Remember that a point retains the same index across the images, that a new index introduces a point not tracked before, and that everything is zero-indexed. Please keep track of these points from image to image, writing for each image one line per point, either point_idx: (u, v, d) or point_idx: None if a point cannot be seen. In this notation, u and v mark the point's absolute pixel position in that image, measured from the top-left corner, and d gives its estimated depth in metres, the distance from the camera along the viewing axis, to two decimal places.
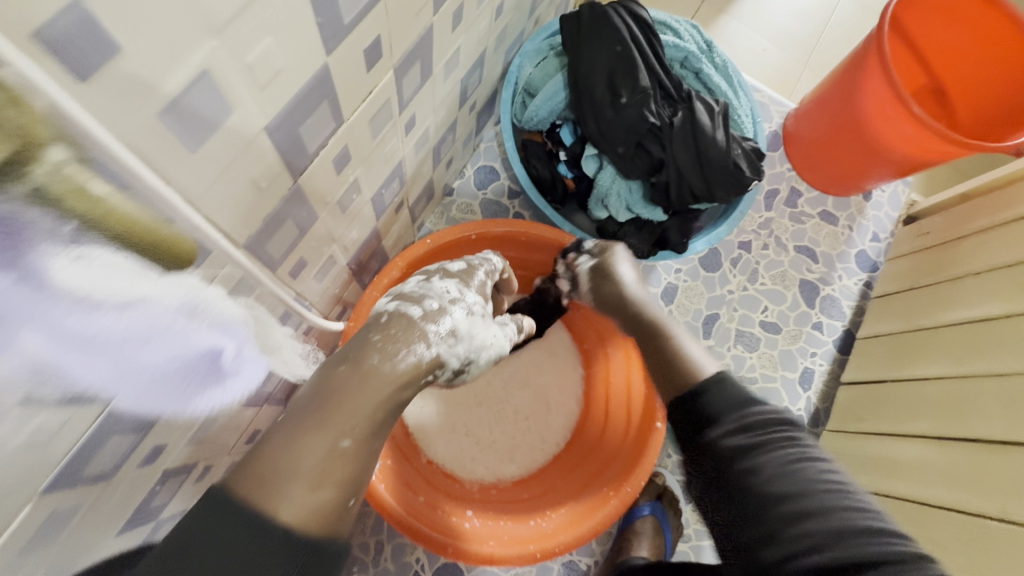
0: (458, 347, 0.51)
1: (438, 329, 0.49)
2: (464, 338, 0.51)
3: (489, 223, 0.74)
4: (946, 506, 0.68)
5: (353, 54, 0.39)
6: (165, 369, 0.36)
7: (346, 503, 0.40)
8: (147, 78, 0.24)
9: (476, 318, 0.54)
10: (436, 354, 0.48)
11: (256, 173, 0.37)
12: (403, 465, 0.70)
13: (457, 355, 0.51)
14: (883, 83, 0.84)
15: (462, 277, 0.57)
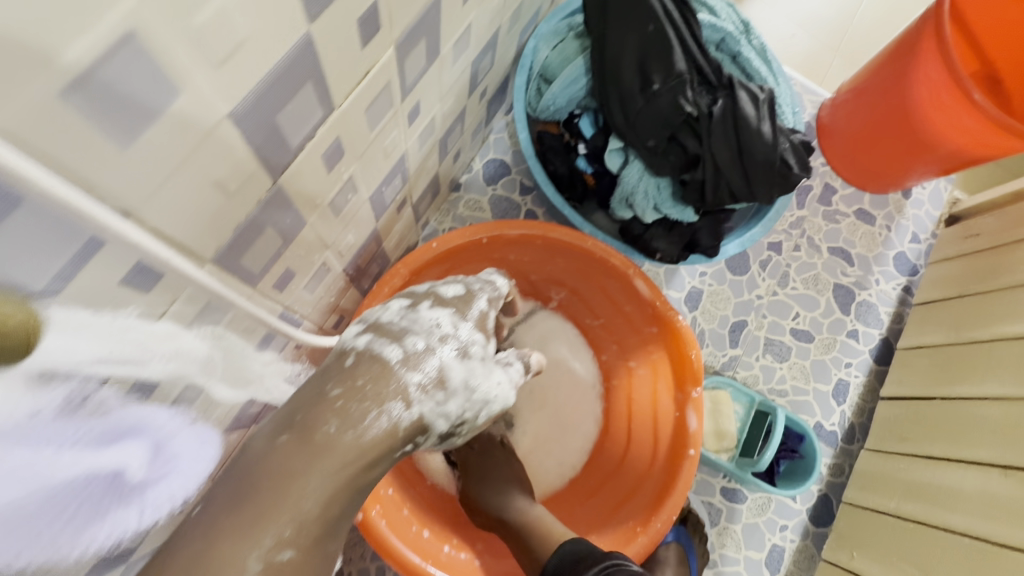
0: (445, 403, 0.40)
1: (422, 378, 0.39)
2: (453, 392, 0.41)
3: (502, 224, 0.67)
4: (1010, 546, 0.61)
5: (344, 23, 0.32)
6: (13, 506, 0.23)
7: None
8: (34, 41, 0.17)
9: (473, 367, 0.43)
10: (414, 414, 0.38)
11: (221, 173, 0.29)
12: (409, 493, 0.64)
13: (444, 413, 0.40)
14: (942, 69, 0.76)
15: (458, 305, 0.46)
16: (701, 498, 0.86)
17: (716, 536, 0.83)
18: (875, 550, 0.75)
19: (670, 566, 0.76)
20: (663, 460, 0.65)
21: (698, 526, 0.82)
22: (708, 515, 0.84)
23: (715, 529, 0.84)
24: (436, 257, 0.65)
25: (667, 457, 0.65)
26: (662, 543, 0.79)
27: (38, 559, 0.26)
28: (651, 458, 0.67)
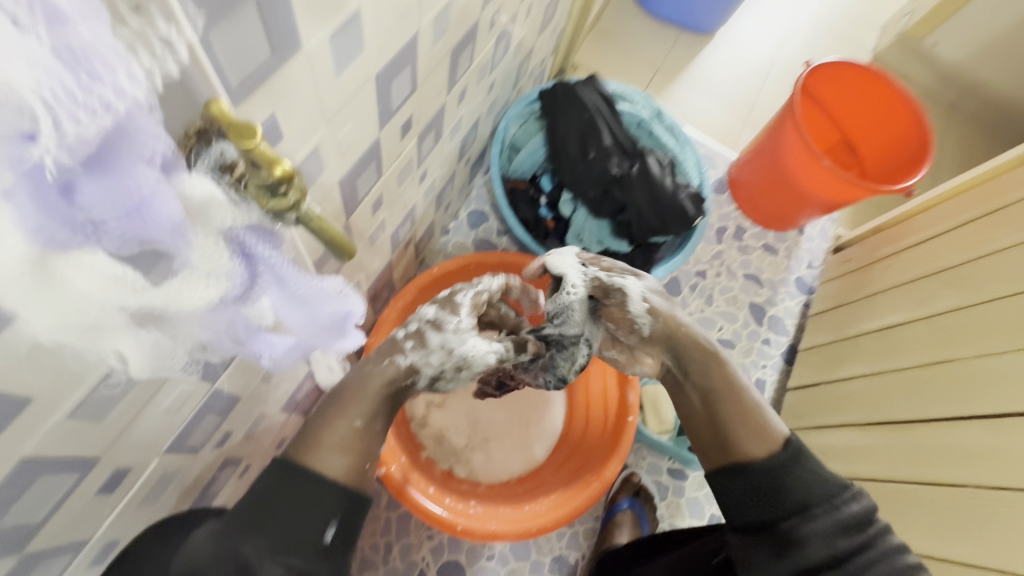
0: (434, 361, 0.58)
1: (412, 342, 0.58)
2: (445, 358, 0.58)
3: (485, 254, 0.90)
4: (878, 478, 0.86)
5: (394, 129, 0.55)
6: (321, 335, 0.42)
7: (364, 468, 0.54)
8: (289, 154, 0.39)
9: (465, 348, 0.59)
10: (413, 362, 0.58)
11: (326, 214, 0.51)
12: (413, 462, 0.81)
13: (430, 369, 0.58)
14: (798, 140, 1.05)
15: (440, 302, 0.63)
16: (652, 478, 1.05)
17: (665, 507, 1.02)
18: None
19: (626, 526, 0.94)
20: (612, 429, 0.86)
21: (649, 498, 1.00)
22: (658, 490, 1.02)
23: (665, 502, 1.02)
24: (436, 279, 0.87)
25: (614, 425, 0.86)
26: (620, 510, 0.96)
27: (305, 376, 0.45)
28: (604, 430, 0.88)
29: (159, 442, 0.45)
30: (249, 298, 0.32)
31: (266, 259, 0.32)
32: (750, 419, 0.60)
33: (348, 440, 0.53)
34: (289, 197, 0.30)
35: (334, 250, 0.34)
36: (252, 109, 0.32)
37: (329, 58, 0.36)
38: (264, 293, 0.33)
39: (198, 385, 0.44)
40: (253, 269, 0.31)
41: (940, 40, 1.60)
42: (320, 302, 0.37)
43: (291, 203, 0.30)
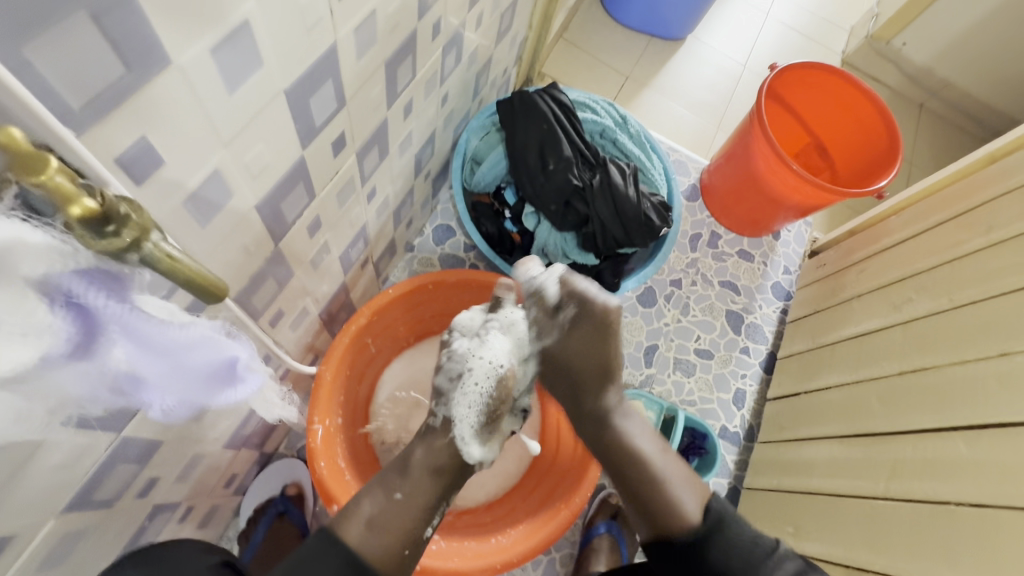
0: (461, 410, 0.67)
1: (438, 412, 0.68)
2: (459, 398, 0.68)
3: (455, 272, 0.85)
4: (853, 493, 0.83)
5: (322, 147, 0.51)
6: (207, 379, 0.36)
7: (402, 550, 0.56)
8: (178, 179, 0.35)
9: (464, 378, 0.69)
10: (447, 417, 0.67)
11: (246, 241, 0.47)
12: None
13: (462, 421, 0.67)
14: (766, 145, 1.02)
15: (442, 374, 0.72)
16: None
17: None
18: (763, 521, 0.96)
19: (604, 552, 0.90)
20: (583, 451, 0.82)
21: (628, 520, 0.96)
22: None
23: None
24: (392, 300, 0.83)
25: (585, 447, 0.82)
26: (597, 534, 0.92)
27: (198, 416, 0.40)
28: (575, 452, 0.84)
29: (52, 501, 0.40)
30: (92, 353, 0.28)
31: (111, 310, 0.28)
32: (661, 493, 0.66)
33: (392, 519, 0.57)
34: (122, 236, 0.25)
35: (202, 293, 0.30)
36: (109, 133, 0.28)
37: (213, 75, 0.33)
38: (113, 345, 0.29)
39: (93, 437, 0.39)
40: (84, 318, 0.27)
41: (908, 40, 1.60)
42: (190, 351, 0.33)
43: (126, 243, 0.25)
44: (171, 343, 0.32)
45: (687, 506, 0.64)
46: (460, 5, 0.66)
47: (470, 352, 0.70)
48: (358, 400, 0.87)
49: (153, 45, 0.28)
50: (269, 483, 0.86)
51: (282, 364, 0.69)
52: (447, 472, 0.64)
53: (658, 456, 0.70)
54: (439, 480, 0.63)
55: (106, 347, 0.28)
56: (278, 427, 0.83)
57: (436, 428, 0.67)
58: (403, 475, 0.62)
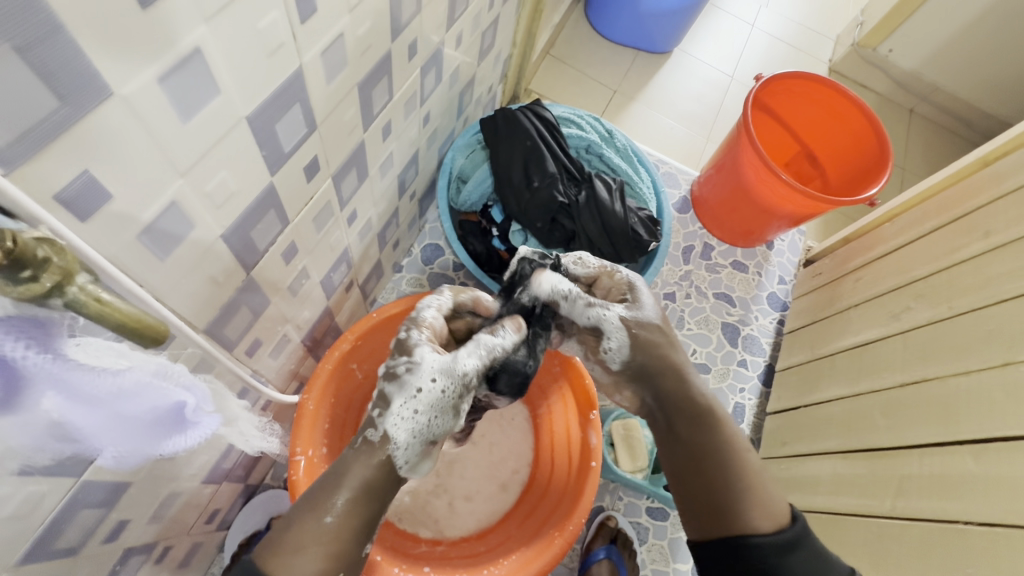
0: (405, 430, 0.56)
1: (376, 430, 0.55)
2: (403, 412, 0.56)
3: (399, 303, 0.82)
4: (858, 512, 0.80)
5: (294, 172, 0.50)
6: (144, 424, 0.35)
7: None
8: (130, 213, 0.34)
9: (410, 385, 0.57)
10: (389, 434, 0.55)
11: (214, 271, 0.46)
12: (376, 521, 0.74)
13: (403, 446, 0.55)
14: (754, 156, 1.01)
15: (389, 376, 0.58)
16: (631, 519, 0.97)
17: (647, 552, 0.94)
18: None
19: None
20: (576, 474, 0.80)
21: (628, 543, 0.93)
22: (638, 534, 0.95)
23: (646, 546, 0.95)
24: (378, 323, 0.81)
25: (579, 469, 0.80)
26: (596, 560, 0.90)
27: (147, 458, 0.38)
28: (569, 475, 0.82)
29: (6, 555, 0.38)
30: (15, 404, 0.27)
31: (35, 363, 0.27)
32: (751, 482, 0.59)
33: (330, 545, 0.50)
34: (41, 281, 0.24)
35: (137, 338, 0.29)
36: (46, 166, 0.27)
37: (163, 106, 0.31)
38: (41, 396, 0.28)
39: (49, 485, 0.37)
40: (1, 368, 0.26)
41: (893, 47, 1.60)
42: (127, 399, 0.32)
43: (46, 288, 0.24)
44: (100, 389, 0.30)
45: (776, 505, 0.58)
46: (437, 25, 0.65)
47: (431, 360, 0.58)
48: (346, 425, 0.85)
49: (92, 76, 0.27)
50: (253, 517, 0.82)
51: (262, 396, 0.67)
52: (393, 484, 0.56)
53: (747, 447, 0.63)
54: (378, 495, 0.54)
55: (28, 395, 0.27)
56: (263, 458, 0.80)
57: (373, 444, 0.55)
58: (338, 486, 0.53)
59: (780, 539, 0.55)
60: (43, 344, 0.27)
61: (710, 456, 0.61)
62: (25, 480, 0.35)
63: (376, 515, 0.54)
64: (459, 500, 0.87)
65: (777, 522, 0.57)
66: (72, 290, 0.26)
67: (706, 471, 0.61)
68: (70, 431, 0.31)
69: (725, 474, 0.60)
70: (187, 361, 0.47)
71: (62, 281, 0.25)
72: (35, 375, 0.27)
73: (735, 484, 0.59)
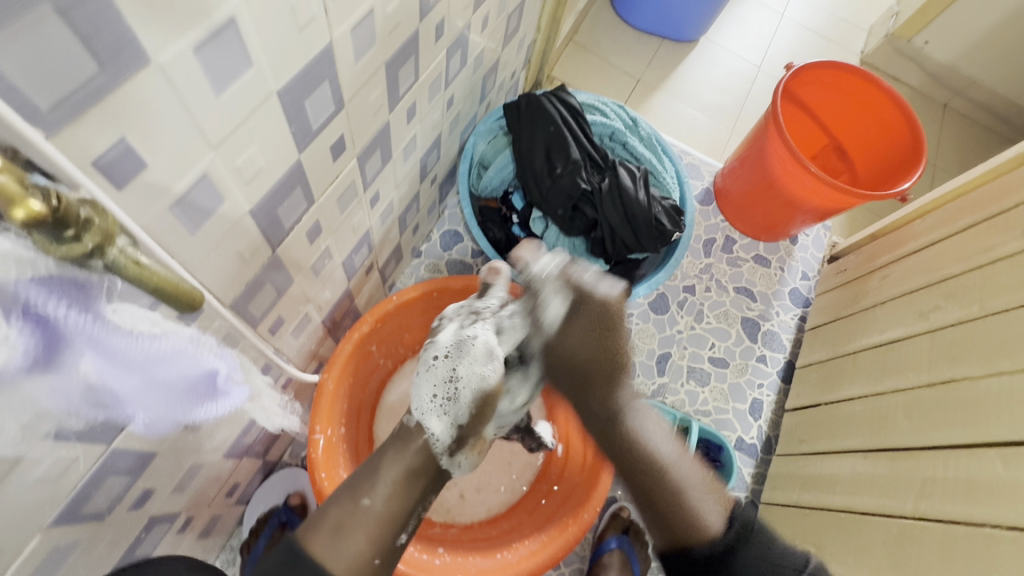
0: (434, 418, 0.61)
1: (415, 415, 0.62)
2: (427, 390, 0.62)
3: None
4: (876, 513, 0.79)
5: (320, 150, 0.49)
6: (171, 392, 0.35)
7: (372, 561, 0.52)
8: (164, 183, 0.34)
9: (427, 370, 0.63)
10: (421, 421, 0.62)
11: (241, 247, 0.46)
12: None
13: (439, 434, 0.61)
14: (783, 148, 0.99)
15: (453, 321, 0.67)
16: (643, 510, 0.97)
17: None
18: (786, 540, 0.91)
19: (614, 568, 0.88)
20: (591, 463, 0.81)
21: (639, 535, 0.93)
22: None
23: None
24: (397, 306, 0.81)
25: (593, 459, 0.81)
26: (607, 550, 0.90)
27: (171, 426, 0.38)
28: (583, 464, 0.83)
29: (38, 519, 0.39)
30: (57, 366, 0.28)
31: (75, 322, 0.27)
32: (683, 499, 0.67)
33: (369, 525, 0.53)
34: (82, 241, 0.24)
35: (174, 302, 0.30)
36: (85, 133, 0.28)
37: (197, 76, 0.31)
38: (80, 357, 0.28)
39: (80, 449, 0.38)
40: (40, 325, 0.26)
41: (930, 39, 1.55)
42: (160, 364, 0.33)
43: (87, 248, 0.25)
44: (132, 353, 0.31)
45: (709, 520, 0.65)
46: (464, 7, 0.64)
47: (444, 345, 0.64)
48: (362, 409, 0.86)
49: (129, 42, 0.27)
50: (272, 492, 0.84)
51: (283, 374, 0.68)
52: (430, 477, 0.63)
53: (675, 458, 0.70)
54: (416, 485, 0.59)
55: (69, 356, 0.28)
56: (282, 436, 0.81)
57: (408, 430, 0.62)
58: (376, 478, 0.57)
59: (717, 549, 0.63)
60: (83, 306, 0.28)
61: (645, 475, 0.69)
62: (60, 442, 0.36)
63: (415, 503, 0.58)
64: (470, 490, 0.88)
65: (715, 531, 0.64)
66: (115, 253, 0.26)
67: (647, 500, 0.69)
68: (106, 393, 0.31)
69: (664, 495, 0.67)
70: (215, 334, 0.48)
71: (103, 241, 0.25)
72: (75, 336, 0.28)
73: (670, 497, 0.67)
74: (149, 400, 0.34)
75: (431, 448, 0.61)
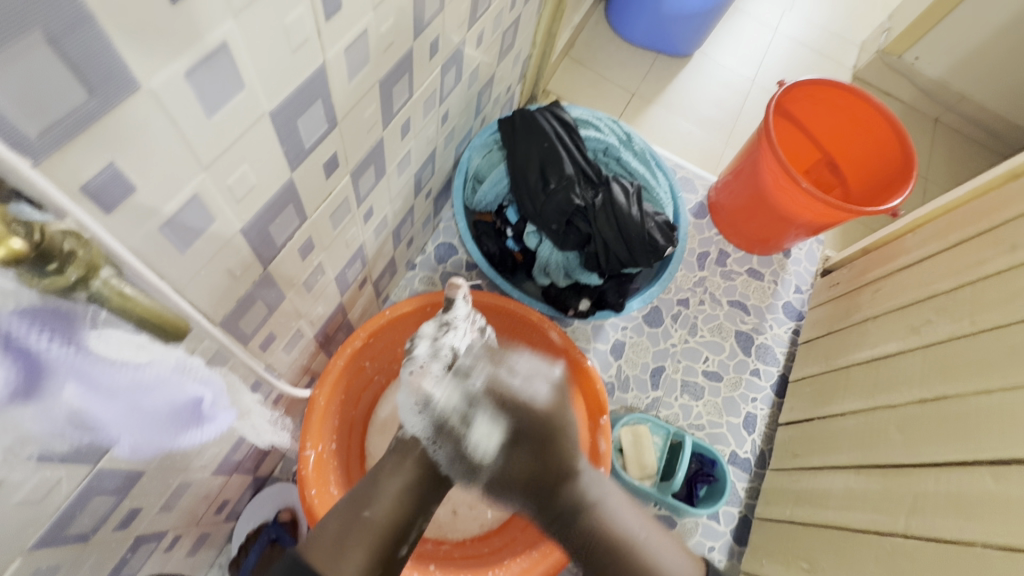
0: (429, 439, 0.67)
1: (412, 434, 0.68)
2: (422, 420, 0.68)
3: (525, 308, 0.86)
4: (869, 529, 0.79)
5: (313, 168, 0.49)
6: (155, 417, 0.34)
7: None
8: (154, 205, 0.34)
9: (420, 384, 0.68)
10: (414, 433, 0.68)
11: (231, 265, 0.46)
12: None
13: (438, 449, 0.67)
14: (775, 163, 1.00)
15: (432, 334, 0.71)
16: None
17: None
18: (781, 556, 0.91)
19: None
20: None
21: None
22: None
23: None
24: (390, 321, 0.81)
25: None
26: None
27: (154, 450, 0.38)
28: None
29: (19, 542, 0.39)
30: (39, 396, 0.27)
31: (57, 353, 0.27)
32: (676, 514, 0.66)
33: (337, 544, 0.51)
34: (66, 274, 0.24)
35: (158, 331, 0.29)
36: (73, 158, 0.27)
37: (190, 99, 0.31)
38: (62, 387, 0.28)
39: (64, 472, 0.38)
40: (23, 357, 0.26)
41: (920, 54, 1.57)
42: (143, 391, 0.32)
43: (71, 281, 0.24)
44: (116, 382, 0.30)
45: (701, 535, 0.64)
46: (459, 24, 0.65)
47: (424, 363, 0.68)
48: (354, 424, 0.85)
49: (120, 68, 0.27)
50: (262, 509, 0.83)
51: (274, 389, 0.68)
52: (416, 496, 0.62)
53: None
54: (414, 499, 0.63)
55: (52, 386, 0.28)
56: (273, 451, 0.81)
57: (405, 442, 0.68)
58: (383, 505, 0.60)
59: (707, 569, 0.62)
60: (67, 336, 0.27)
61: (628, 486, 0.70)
62: (43, 464, 0.35)
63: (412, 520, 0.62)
64: (463, 506, 0.87)
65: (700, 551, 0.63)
66: (98, 284, 0.26)
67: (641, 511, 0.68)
68: (88, 420, 0.31)
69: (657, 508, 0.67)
70: (205, 352, 0.47)
71: (88, 272, 0.25)
72: (57, 366, 0.27)
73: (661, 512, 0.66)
74: (132, 427, 0.34)
75: (434, 463, 0.67)
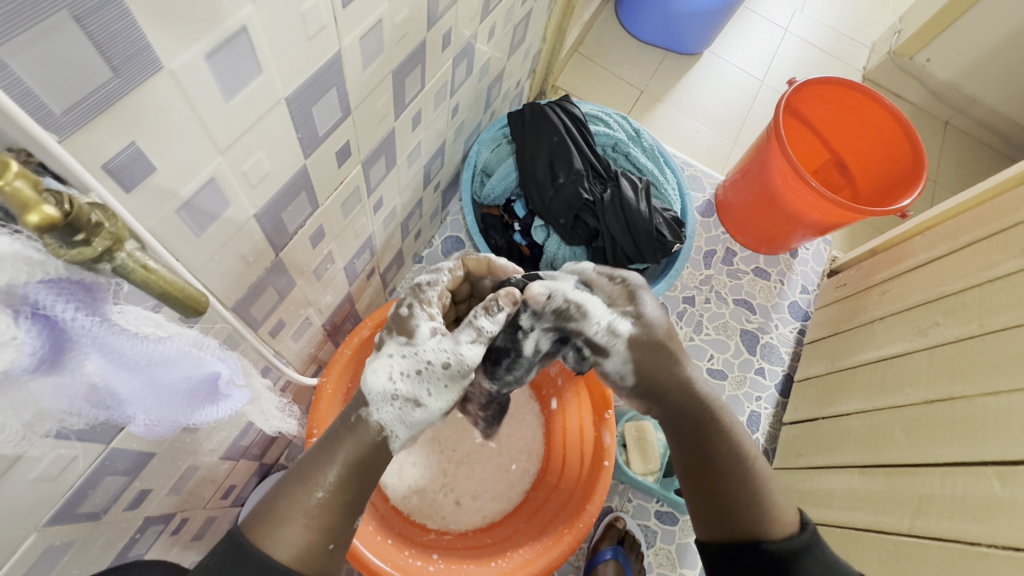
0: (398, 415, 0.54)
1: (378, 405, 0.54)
2: (397, 402, 0.53)
3: None
4: (874, 529, 0.79)
5: (326, 156, 0.50)
6: (172, 391, 0.35)
7: (325, 546, 0.50)
8: (171, 187, 0.34)
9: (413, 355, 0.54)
10: (381, 415, 0.53)
11: (244, 250, 0.46)
12: (387, 529, 0.74)
13: (398, 429, 0.54)
14: (784, 161, 0.99)
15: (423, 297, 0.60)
16: (639, 521, 0.97)
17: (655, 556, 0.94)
18: None
19: None
20: (587, 473, 0.81)
21: (634, 546, 0.93)
22: (647, 537, 0.95)
23: (654, 550, 0.94)
24: None
25: (591, 467, 0.81)
26: (602, 561, 0.90)
27: (174, 424, 0.38)
28: (580, 472, 0.83)
29: (33, 519, 0.39)
30: (63, 366, 0.28)
31: (81, 324, 0.28)
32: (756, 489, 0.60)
33: (315, 518, 0.50)
34: (92, 245, 0.25)
35: (177, 306, 0.30)
36: (97, 138, 0.28)
37: (207, 81, 0.32)
38: (85, 358, 0.29)
39: (78, 449, 0.38)
40: (47, 329, 0.27)
41: (932, 56, 1.56)
42: (162, 367, 0.32)
43: (97, 252, 0.25)
44: (136, 355, 0.30)
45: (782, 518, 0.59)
46: (470, 17, 0.65)
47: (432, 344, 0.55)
48: None
49: (143, 48, 0.27)
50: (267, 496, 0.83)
51: (282, 376, 0.68)
52: None
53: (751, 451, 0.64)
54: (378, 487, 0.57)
55: (74, 357, 0.28)
56: (279, 439, 0.81)
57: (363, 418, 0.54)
58: None
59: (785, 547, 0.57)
60: (90, 309, 0.28)
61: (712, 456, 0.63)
62: (58, 441, 0.36)
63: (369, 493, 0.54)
64: (466, 498, 0.87)
65: (783, 531, 0.58)
66: (123, 256, 0.26)
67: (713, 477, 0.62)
68: (109, 392, 0.32)
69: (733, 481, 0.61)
70: (217, 335, 0.48)
71: (113, 245, 0.26)
72: (79, 338, 0.28)
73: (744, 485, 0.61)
74: (151, 399, 0.34)
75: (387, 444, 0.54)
